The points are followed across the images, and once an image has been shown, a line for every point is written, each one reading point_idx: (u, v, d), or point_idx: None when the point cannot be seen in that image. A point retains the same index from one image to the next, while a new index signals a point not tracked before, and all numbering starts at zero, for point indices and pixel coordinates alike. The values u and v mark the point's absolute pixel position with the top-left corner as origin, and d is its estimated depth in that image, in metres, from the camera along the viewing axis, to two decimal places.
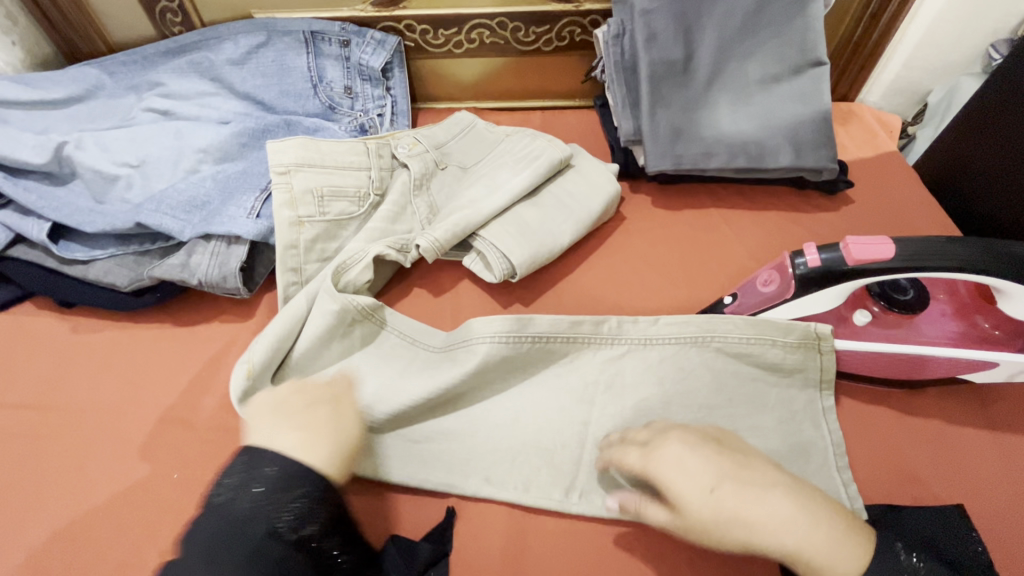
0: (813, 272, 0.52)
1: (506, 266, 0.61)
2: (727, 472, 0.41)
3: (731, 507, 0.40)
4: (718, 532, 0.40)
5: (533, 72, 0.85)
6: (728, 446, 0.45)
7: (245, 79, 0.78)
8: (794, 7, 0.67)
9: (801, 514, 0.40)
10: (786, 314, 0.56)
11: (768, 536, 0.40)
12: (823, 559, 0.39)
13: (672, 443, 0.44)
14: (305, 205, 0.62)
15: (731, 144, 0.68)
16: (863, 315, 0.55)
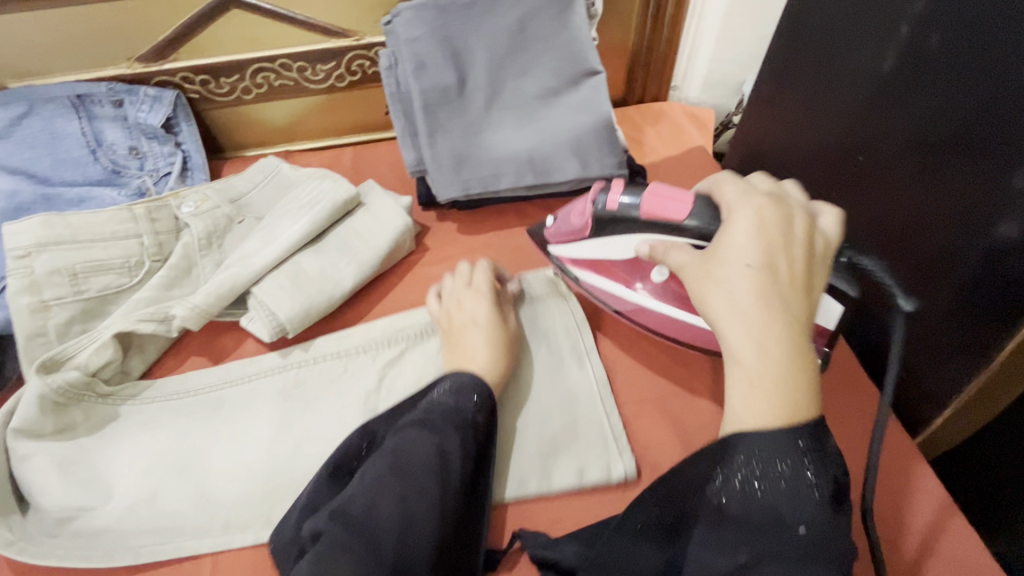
0: (607, 211, 0.54)
1: (277, 325, 0.58)
2: (778, 276, 0.40)
3: (734, 283, 0.40)
4: (704, 294, 0.42)
5: (338, 109, 0.83)
6: (815, 290, 0.42)
7: (10, 153, 0.71)
8: (557, 21, 0.68)
9: (790, 338, 0.38)
10: (580, 251, 0.59)
11: (733, 324, 0.39)
12: (754, 377, 0.38)
13: (778, 213, 0.43)
14: (53, 287, 0.58)
15: (517, 162, 0.67)
16: (664, 275, 0.56)
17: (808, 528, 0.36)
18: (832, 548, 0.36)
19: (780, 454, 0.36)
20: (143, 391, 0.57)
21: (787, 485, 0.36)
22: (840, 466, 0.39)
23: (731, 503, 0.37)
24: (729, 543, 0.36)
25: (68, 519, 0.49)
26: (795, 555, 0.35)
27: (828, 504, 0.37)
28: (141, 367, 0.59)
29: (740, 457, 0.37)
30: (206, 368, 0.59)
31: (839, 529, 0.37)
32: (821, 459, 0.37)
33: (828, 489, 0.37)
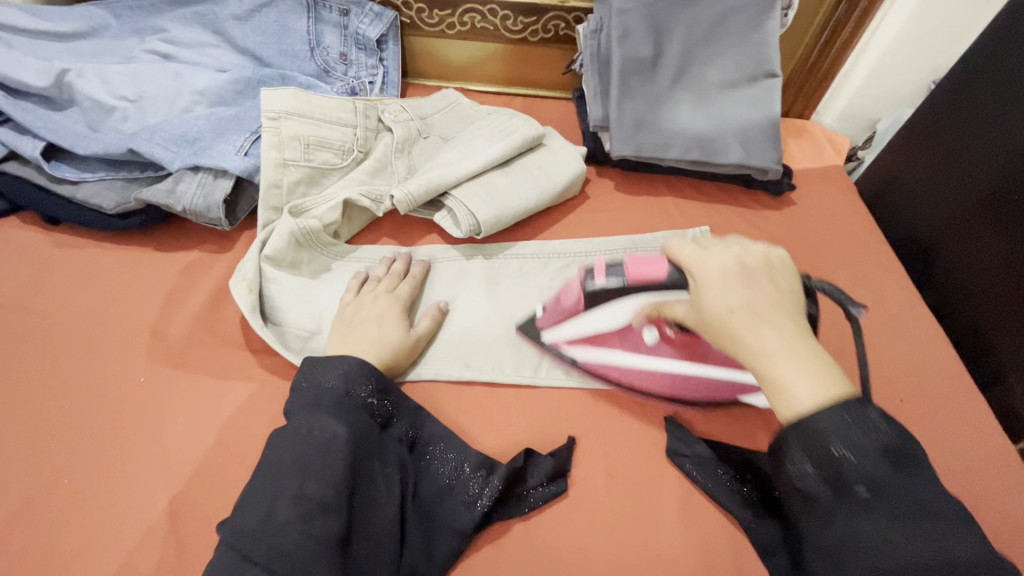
0: (594, 288, 0.53)
1: (472, 223, 0.67)
2: (758, 304, 0.42)
3: (735, 323, 0.42)
4: (715, 334, 0.44)
5: (519, 61, 0.91)
6: (795, 300, 0.44)
7: (246, 35, 0.81)
8: (753, 22, 0.75)
9: (797, 341, 0.41)
10: (578, 329, 0.58)
11: (754, 351, 0.41)
12: (784, 381, 0.40)
13: (728, 253, 0.46)
14: (292, 149, 0.67)
15: (688, 138, 0.75)
16: (655, 335, 0.55)
17: (869, 488, 0.36)
18: (912, 505, 0.35)
19: (833, 428, 0.37)
20: (352, 252, 0.67)
21: (847, 459, 0.37)
22: (901, 431, 0.38)
23: (804, 489, 0.39)
24: (820, 527, 0.38)
25: (305, 337, 0.60)
26: (869, 518, 0.35)
27: (893, 463, 0.36)
28: (344, 236, 0.68)
29: (800, 445, 0.38)
30: (403, 245, 0.70)
31: (919, 482, 0.36)
32: (872, 425, 0.37)
33: (889, 446, 0.37)
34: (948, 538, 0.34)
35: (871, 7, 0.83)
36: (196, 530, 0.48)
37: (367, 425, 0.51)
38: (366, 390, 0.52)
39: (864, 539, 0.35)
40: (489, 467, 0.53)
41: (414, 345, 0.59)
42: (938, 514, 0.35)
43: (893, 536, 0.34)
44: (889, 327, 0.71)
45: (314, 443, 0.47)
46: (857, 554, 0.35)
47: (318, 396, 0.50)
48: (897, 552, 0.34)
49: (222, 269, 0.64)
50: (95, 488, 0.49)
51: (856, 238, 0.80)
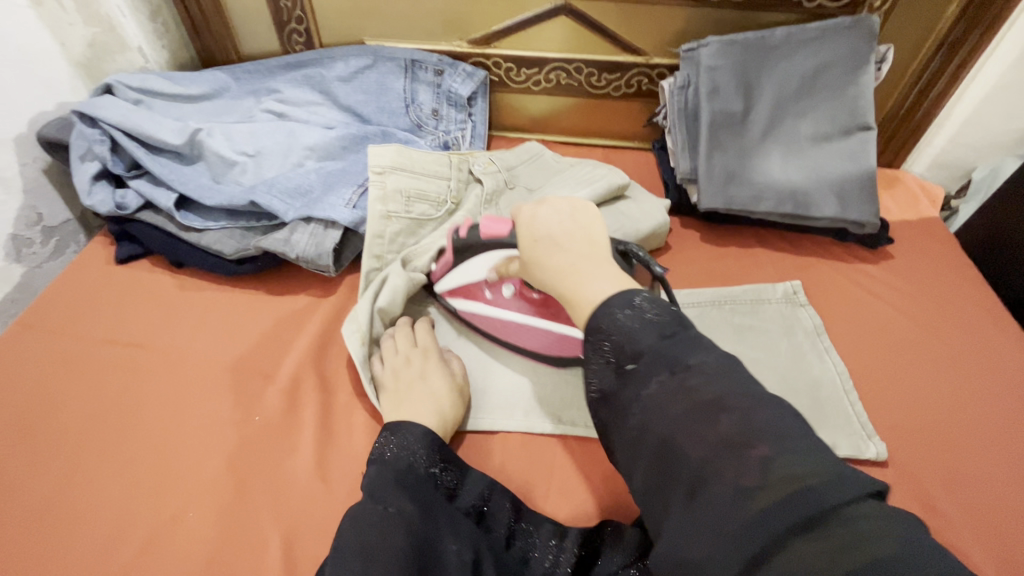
0: (460, 241, 0.63)
1: None
2: (559, 235, 0.47)
3: (538, 254, 0.47)
4: (533, 269, 0.48)
5: (599, 114, 0.94)
6: (596, 229, 0.48)
7: (349, 94, 0.88)
8: (848, 76, 0.74)
9: (589, 258, 0.45)
10: (450, 283, 0.67)
11: (550, 274, 0.46)
12: (576, 289, 0.44)
13: (549, 203, 0.49)
14: (394, 203, 0.71)
15: (780, 191, 0.75)
16: (513, 290, 0.64)
17: (636, 362, 0.39)
18: (671, 365, 0.37)
19: (608, 315, 0.41)
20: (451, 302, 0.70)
21: (622, 335, 0.39)
22: (661, 306, 0.41)
23: (599, 387, 0.41)
24: (619, 422, 0.39)
25: None
26: (645, 388, 0.37)
27: (661, 335, 0.39)
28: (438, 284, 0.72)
29: (589, 347, 0.42)
30: None
31: (683, 350, 0.38)
32: (635, 306, 0.40)
33: (658, 321, 0.39)
34: (703, 385, 0.36)
35: (969, 59, 0.81)
36: (308, 566, 0.50)
37: (432, 496, 0.48)
38: (428, 461, 0.50)
39: (647, 410, 0.37)
40: (562, 534, 0.51)
41: (460, 386, 0.60)
42: (696, 369, 0.36)
43: (663, 407, 0.36)
44: (1013, 393, 0.66)
45: (378, 519, 0.44)
46: (643, 428, 0.37)
47: (374, 472, 0.48)
48: (668, 411, 0.36)
49: (328, 313, 0.68)
50: (216, 519, 0.52)
51: (964, 294, 0.76)
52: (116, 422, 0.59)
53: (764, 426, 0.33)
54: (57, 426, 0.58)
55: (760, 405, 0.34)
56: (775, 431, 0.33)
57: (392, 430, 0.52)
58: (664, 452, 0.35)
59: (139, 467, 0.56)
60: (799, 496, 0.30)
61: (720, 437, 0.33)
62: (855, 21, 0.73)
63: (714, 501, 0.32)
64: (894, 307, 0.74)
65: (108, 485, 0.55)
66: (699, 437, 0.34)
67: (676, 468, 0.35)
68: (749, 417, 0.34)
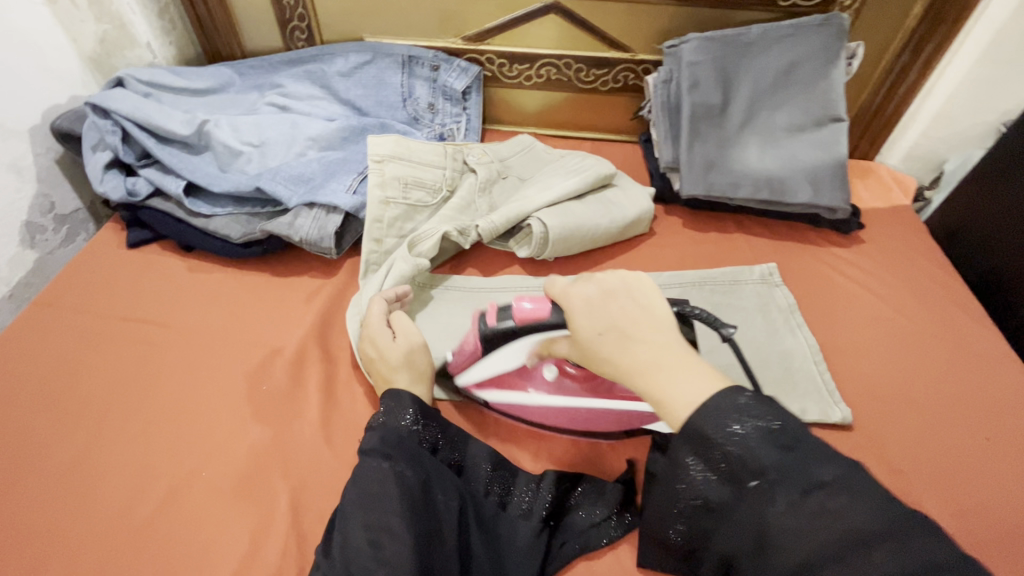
0: (489, 330, 0.57)
1: (543, 234, 0.73)
2: (626, 326, 0.43)
3: (608, 351, 0.43)
4: (601, 365, 0.44)
5: (588, 108, 0.99)
6: (662, 310, 0.44)
7: (349, 88, 0.92)
8: (820, 71, 0.79)
9: (668, 348, 0.42)
10: (484, 373, 0.61)
11: (625, 373, 0.42)
12: (660, 390, 0.41)
13: (596, 283, 0.46)
14: (392, 189, 0.75)
15: (757, 179, 0.79)
16: (554, 371, 0.61)
17: (758, 479, 0.36)
18: (801, 483, 0.35)
19: (717, 425, 0.38)
20: (447, 282, 0.74)
21: (736, 449, 0.37)
22: (772, 408, 0.38)
23: (710, 495, 0.39)
24: (735, 532, 0.38)
25: None
26: (771, 508, 0.36)
27: (781, 447, 0.37)
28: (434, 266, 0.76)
29: (687, 450, 0.39)
30: (487, 276, 0.76)
31: (809, 463, 0.36)
32: (744, 412, 0.38)
33: (772, 430, 0.37)
34: (846, 509, 0.34)
35: (936, 55, 0.85)
36: (314, 520, 0.54)
37: (417, 451, 0.51)
38: (408, 419, 0.52)
39: (773, 530, 0.36)
40: (540, 477, 0.57)
41: (409, 343, 0.59)
42: (832, 489, 0.35)
43: (798, 531, 0.35)
44: (973, 367, 0.71)
45: (377, 475, 0.48)
46: (771, 546, 0.36)
47: (370, 435, 0.51)
48: (805, 537, 0.34)
49: (330, 293, 0.72)
50: (227, 479, 0.56)
51: (931, 276, 0.81)
52: (131, 392, 0.63)
53: (923, 559, 0.32)
54: (76, 397, 0.62)
55: (908, 531, 0.33)
56: (927, 560, 0.32)
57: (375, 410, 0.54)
58: None
59: (153, 433, 0.60)
60: None
61: (877, 574, 0.32)
62: (826, 19, 0.78)
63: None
64: (865, 288, 0.78)
65: (125, 450, 0.58)
66: (850, 572, 0.33)
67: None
68: (903, 547, 0.32)
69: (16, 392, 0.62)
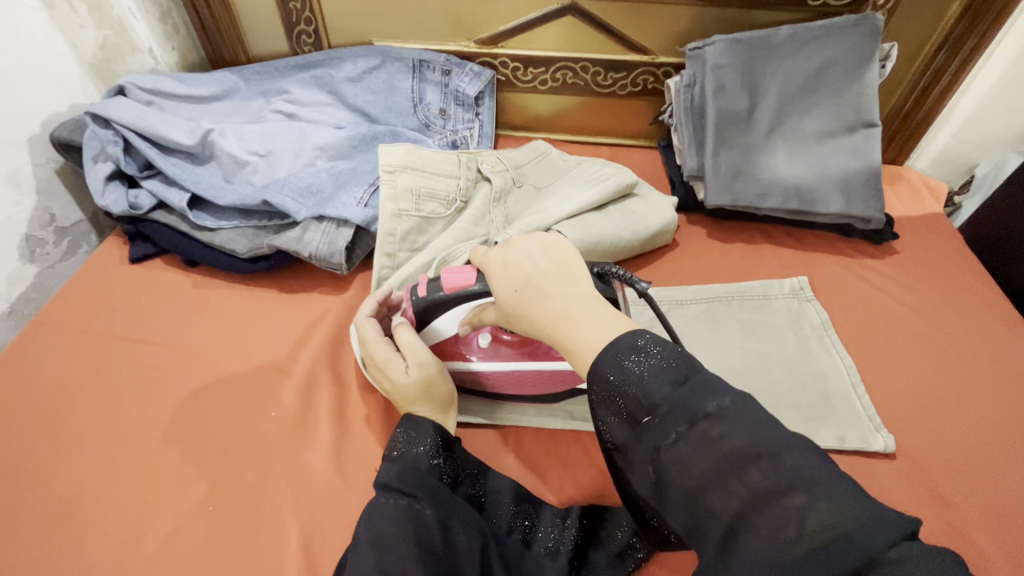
0: (420, 300, 0.56)
1: None
2: (537, 279, 0.43)
3: (521, 305, 0.43)
4: (517, 321, 0.44)
5: (605, 113, 0.95)
6: (575, 265, 0.44)
7: (358, 94, 0.89)
8: (852, 73, 0.75)
9: (579, 295, 0.42)
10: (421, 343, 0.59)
11: (538, 325, 0.42)
12: (572, 338, 0.40)
13: (518, 245, 0.46)
14: (405, 201, 0.72)
15: (786, 188, 0.76)
16: (488, 338, 0.59)
17: (650, 415, 0.35)
18: (689, 414, 0.33)
19: (614, 364, 0.37)
20: None
21: (632, 389, 0.36)
22: (667, 346, 0.37)
23: (616, 441, 0.38)
24: (639, 479, 0.36)
25: None
26: (664, 442, 0.34)
27: (673, 382, 0.35)
28: None
29: (597, 402, 0.38)
30: None
31: (698, 394, 0.34)
32: (640, 351, 0.37)
33: (669, 367, 0.36)
34: (729, 435, 0.32)
35: (972, 55, 0.81)
36: (327, 558, 0.51)
37: (438, 487, 0.47)
38: (429, 452, 0.49)
39: (665, 463, 0.34)
40: (566, 511, 0.54)
41: (414, 369, 0.54)
42: (717, 418, 0.33)
43: (688, 462, 0.33)
44: (1021, 386, 0.67)
45: (397, 516, 0.44)
46: (665, 483, 0.34)
47: (390, 466, 0.47)
48: (691, 466, 0.32)
49: (341, 311, 0.69)
50: (235, 512, 0.53)
51: (969, 288, 0.77)
52: (134, 418, 0.60)
53: (797, 474, 0.30)
54: (75, 424, 0.59)
55: (787, 449, 0.31)
56: (802, 476, 0.30)
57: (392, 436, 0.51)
58: (692, 507, 0.32)
59: (157, 462, 0.57)
60: (845, 549, 0.28)
61: (750, 492, 0.30)
62: (858, 20, 0.74)
63: (750, 560, 0.29)
64: (903, 303, 0.74)
65: (127, 481, 0.55)
66: (730, 493, 0.31)
67: (704, 523, 0.32)
68: (778, 464, 0.30)
69: (13, 418, 0.59)
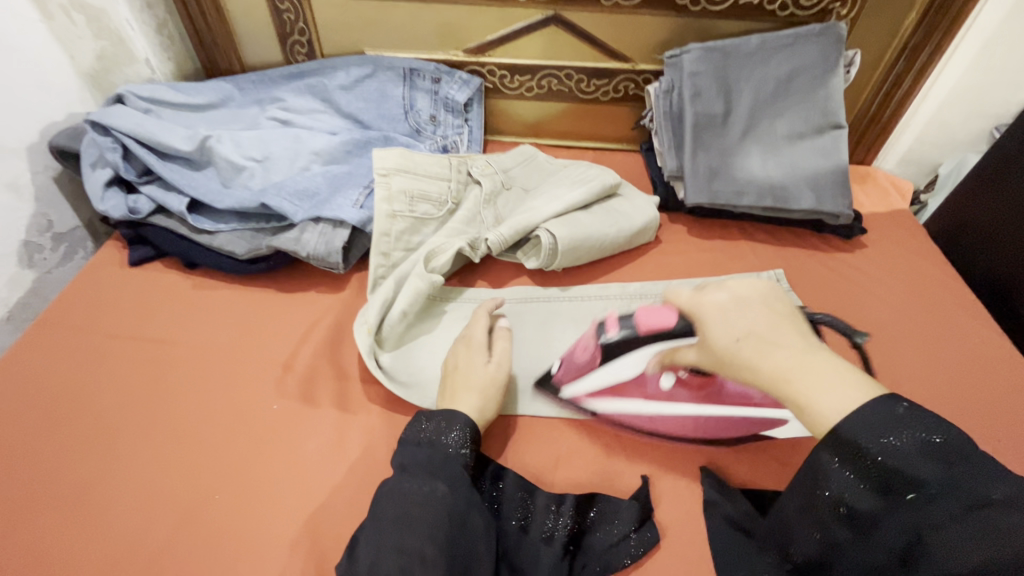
0: (609, 340, 0.60)
1: (552, 244, 0.73)
2: (762, 330, 0.44)
3: (746, 355, 0.43)
4: (732, 370, 0.45)
5: (589, 118, 0.99)
6: (797, 319, 0.46)
7: (351, 101, 0.92)
8: (819, 79, 0.80)
9: (809, 354, 0.42)
10: (599, 382, 0.60)
11: (765, 376, 0.42)
12: (806, 394, 0.40)
13: (728, 291, 0.47)
14: (399, 203, 0.75)
15: (760, 186, 0.80)
16: (671, 381, 0.57)
17: (916, 492, 0.37)
18: (967, 499, 0.36)
19: (874, 436, 0.38)
20: (462, 294, 0.73)
21: (892, 459, 0.37)
22: (936, 422, 0.38)
23: (853, 505, 0.39)
24: (880, 543, 0.38)
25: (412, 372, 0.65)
26: (943, 526, 0.36)
27: (944, 462, 0.37)
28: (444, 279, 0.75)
29: (832, 454, 0.39)
30: (496, 288, 0.76)
31: (977, 479, 0.36)
32: (902, 423, 0.38)
33: (932, 443, 0.37)
34: (1020, 526, 0.34)
35: (930, 62, 0.87)
36: (330, 541, 0.53)
37: (461, 477, 0.51)
38: (459, 444, 0.53)
39: (931, 537, 0.36)
40: (560, 500, 0.55)
41: (496, 373, 0.60)
42: (1006, 508, 0.35)
43: (964, 540, 0.35)
44: (982, 369, 0.71)
45: (418, 498, 0.48)
46: (926, 556, 0.37)
47: (416, 450, 0.52)
48: (964, 544, 0.35)
49: (338, 308, 0.72)
50: (240, 501, 0.55)
51: (933, 278, 0.82)
52: (138, 414, 0.61)
53: None
54: (79, 420, 0.61)
55: None
56: None
57: (423, 420, 0.55)
58: None
59: (163, 455, 0.58)
60: None
61: None
62: (824, 29, 0.79)
63: None
64: (872, 294, 0.79)
65: (134, 475, 0.57)
66: None
67: None
68: None
69: (19, 417, 0.61)
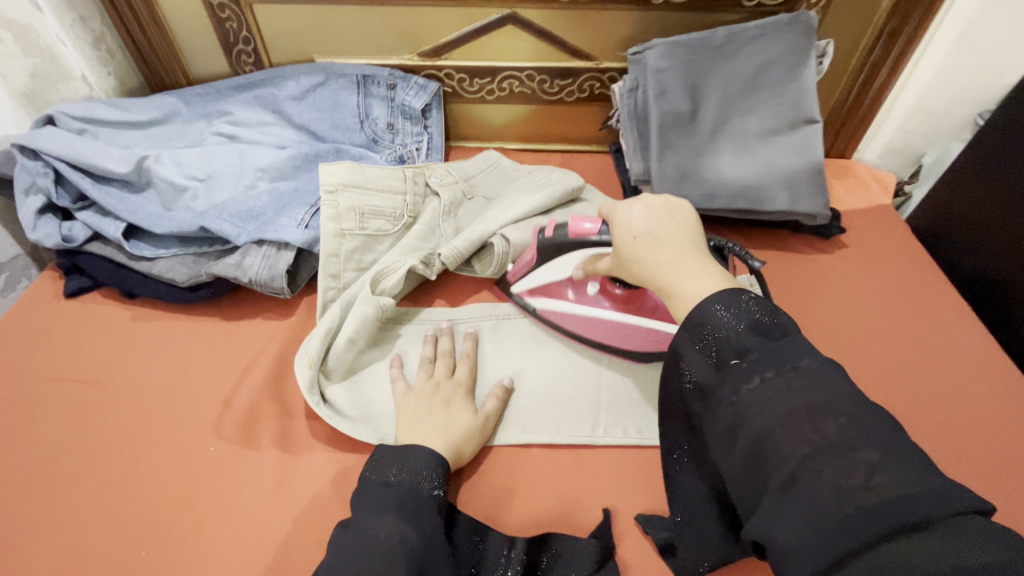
0: (546, 242, 0.62)
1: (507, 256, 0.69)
2: (657, 235, 0.50)
3: (638, 250, 0.50)
4: (629, 265, 0.51)
5: (555, 120, 0.95)
6: (695, 234, 0.51)
7: (302, 112, 0.87)
8: (791, 71, 0.76)
9: (689, 256, 0.48)
10: (537, 281, 0.66)
11: (647, 267, 0.48)
12: (676, 282, 0.46)
13: (645, 204, 0.54)
14: (348, 220, 0.70)
15: (732, 188, 0.76)
16: (597, 288, 0.66)
17: (740, 358, 0.39)
18: (779, 365, 0.38)
19: (709, 311, 0.41)
20: (417, 316, 0.69)
21: (722, 332, 0.40)
22: (768, 306, 0.41)
23: (697, 379, 0.42)
24: (713, 415, 0.40)
25: (359, 405, 0.61)
26: (746, 384, 0.38)
27: (762, 335, 0.39)
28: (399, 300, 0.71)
29: (687, 338, 0.42)
30: (455, 306, 0.71)
31: (793, 351, 0.38)
32: (742, 303, 0.41)
33: (759, 320, 0.40)
34: (812, 387, 0.36)
35: (906, 48, 0.83)
36: None
37: (435, 523, 0.47)
38: (433, 486, 0.49)
39: (747, 404, 0.37)
40: (511, 543, 0.51)
41: (483, 425, 0.57)
42: (805, 371, 0.37)
43: (767, 401, 0.36)
44: (969, 374, 0.67)
45: (379, 543, 0.43)
46: (742, 424, 0.37)
47: (388, 493, 0.47)
48: (768, 408, 0.36)
49: (285, 337, 0.68)
50: (172, 555, 0.51)
51: (917, 278, 0.78)
52: (66, 461, 0.57)
53: (877, 439, 0.34)
54: (1, 471, 0.56)
55: (868, 416, 0.35)
56: (882, 442, 0.33)
57: (391, 458, 0.50)
58: (761, 448, 0.36)
59: (90, 506, 0.54)
60: (895, 505, 0.31)
61: (829, 438, 0.34)
62: (793, 19, 0.74)
63: (809, 498, 0.33)
64: (853, 298, 0.75)
65: (58, 530, 0.53)
66: (803, 438, 0.34)
67: (772, 461, 0.35)
68: (859, 423, 0.34)
69: None
